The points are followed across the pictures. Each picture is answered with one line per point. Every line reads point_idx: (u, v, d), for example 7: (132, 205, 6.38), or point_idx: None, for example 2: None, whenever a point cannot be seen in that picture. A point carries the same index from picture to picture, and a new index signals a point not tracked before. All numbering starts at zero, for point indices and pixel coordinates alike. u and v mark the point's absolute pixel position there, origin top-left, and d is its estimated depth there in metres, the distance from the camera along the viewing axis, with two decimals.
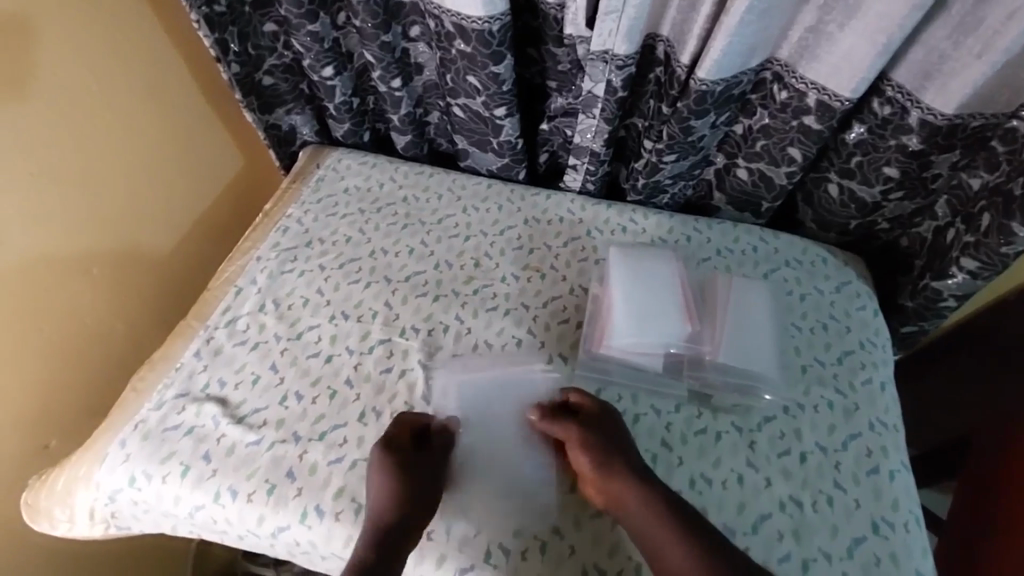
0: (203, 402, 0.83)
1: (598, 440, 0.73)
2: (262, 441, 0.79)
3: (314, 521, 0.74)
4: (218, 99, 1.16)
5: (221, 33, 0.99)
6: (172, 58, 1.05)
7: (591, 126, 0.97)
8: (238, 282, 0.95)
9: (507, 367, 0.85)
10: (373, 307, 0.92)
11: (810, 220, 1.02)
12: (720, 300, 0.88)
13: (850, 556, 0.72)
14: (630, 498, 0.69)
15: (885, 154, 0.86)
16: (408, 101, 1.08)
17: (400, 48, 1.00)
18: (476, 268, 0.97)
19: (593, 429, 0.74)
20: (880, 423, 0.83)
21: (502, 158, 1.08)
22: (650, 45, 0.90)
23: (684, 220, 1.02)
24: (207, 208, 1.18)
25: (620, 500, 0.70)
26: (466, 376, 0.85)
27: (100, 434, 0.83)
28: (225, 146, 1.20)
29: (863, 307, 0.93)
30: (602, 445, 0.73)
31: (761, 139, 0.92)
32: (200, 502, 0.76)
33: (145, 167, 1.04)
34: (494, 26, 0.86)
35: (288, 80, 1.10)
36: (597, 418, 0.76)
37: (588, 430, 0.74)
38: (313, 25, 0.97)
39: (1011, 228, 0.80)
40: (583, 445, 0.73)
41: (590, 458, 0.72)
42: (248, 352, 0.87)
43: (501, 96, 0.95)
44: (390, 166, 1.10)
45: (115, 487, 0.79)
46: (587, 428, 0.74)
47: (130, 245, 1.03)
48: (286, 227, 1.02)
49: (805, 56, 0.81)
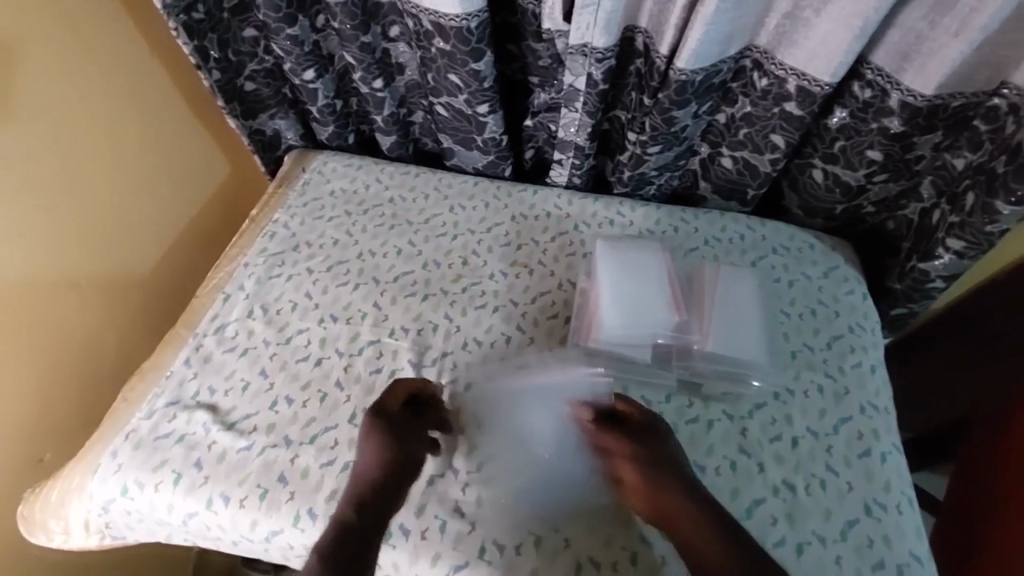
0: (194, 410, 0.83)
1: (647, 451, 0.70)
2: (253, 446, 0.79)
3: (307, 524, 0.74)
4: (201, 106, 1.16)
5: (200, 40, 0.99)
6: (152, 67, 1.04)
7: (574, 120, 0.97)
8: (226, 289, 0.95)
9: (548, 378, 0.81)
10: (362, 309, 0.92)
11: (796, 207, 1.02)
12: (707, 289, 0.88)
13: (843, 538, 0.73)
14: (679, 511, 0.65)
15: (868, 138, 0.86)
16: (391, 102, 1.08)
17: (380, 48, 1.00)
18: (464, 266, 0.97)
19: (641, 439, 0.71)
20: (870, 405, 0.83)
21: (488, 155, 1.08)
22: (629, 36, 0.90)
23: (671, 211, 1.01)
24: (194, 215, 1.18)
25: (669, 515, 0.65)
26: (503, 389, 0.83)
27: (91, 445, 0.83)
28: (211, 152, 1.20)
29: (851, 291, 0.93)
30: (650, 457, 0.69)
31: (743, 127, 0.92)
32: (193, 510, 0.76)
33: (130, 175, 1.04)
34: (472, 23, 0.85)
35: (270, 85, 1.10)
36: (644, 428, 0.72)
37: (638, 440, 0.70)
38: (291, 28, 0.97)
39: (995, 206, 0.80)
40: (633, 457, 0.69)
41: (640, 470, 0.68)
42: (238, 359, 0.87)
43: (483, 93, 0.95)
44: (376, 168, 1.10)
45: (108, 497, 0.79)
46: (634, 438, 0.71)
47: (116, 255, 1.03)
48: (272, 232, 1.02)
49: (783, 42, 0.81)
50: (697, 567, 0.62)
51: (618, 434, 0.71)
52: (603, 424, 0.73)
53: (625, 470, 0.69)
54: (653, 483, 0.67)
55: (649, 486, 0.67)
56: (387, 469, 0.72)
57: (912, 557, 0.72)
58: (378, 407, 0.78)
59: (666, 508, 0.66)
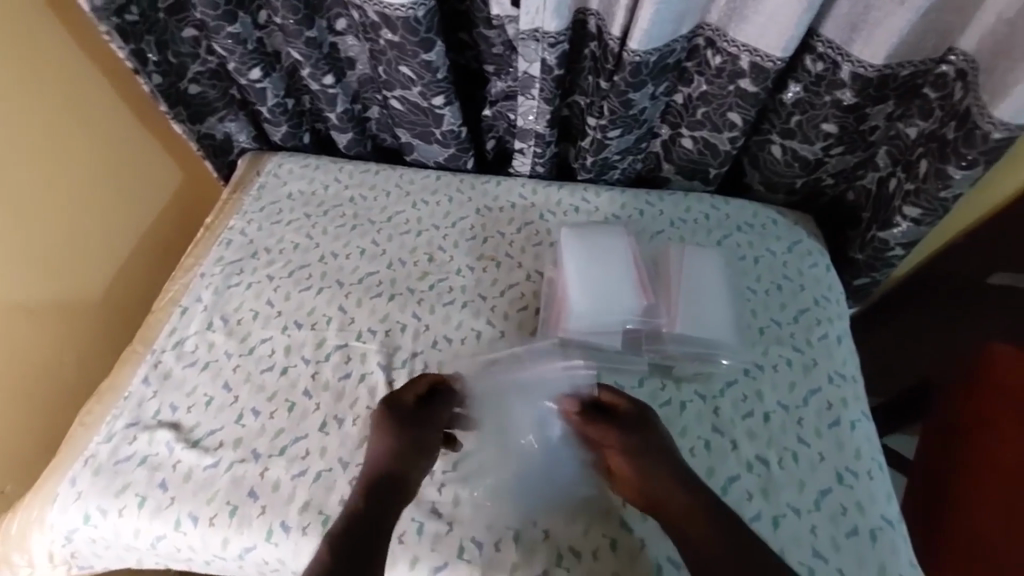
0: (156, 429, 0.80)
1: (637, 441, 0.70)
2: (220, 462, 0.77)
3: (280, 538, 0.72)
4: (146, 112, 1.10)
5: (136, 43, 0.94)
6: (90, 74, 0.98)
7: (532, 107, 0.95)
8: (182, 301, 0.92)
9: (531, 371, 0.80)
10: (327, 313, 0.90)
11: (758, 183, 1.02)
12: (674, 271, 0.88)
13: (817, 508, 0.74)
14: (668, 500, 0.66)
15: (822, 111, 0.87)
16: (344, 98, 1.04)
17: (328, 43, 0.97)
18: (430, 263, 0.95)
19: (631, 430, 0.71)
20: (838, 375, 0.84)
21: (448, 148, 1.05)
22: (582, 19, 0.88)
23: (636, 194, 1.01)
24: (147, 225, 1.13)
25: (659, 503, 0.66)
26: (492, 383, 0.80)
27: (49, 474, 0.79)
28: (160, 160, 1.14)
29: (815, 264, 0.94)
30: (639, 448, 0.69)
31: (701, 106, 0.91)
32: (161, 532, 0.74)
33: (74, 190, 0.98)
34: (420, 12, 0.82)
35: (216, 86, 1.06)
36: (632, 418, 0.72)
37: (629, 431, 0.71)
38: (232, 26, 0.93)
39: (947, 172, 0.81)
40: (623, 448, 0.70)
41: (631, 462, 0.69)
42: (199, 374, 0.84)
43: (437, 84, 0.93)
44: (334, 167, 1.07)
45: (70, 526, 0.76)
46: (623, 430, 0.71)
47: (65, 275, 0.98)
48: (229, 240, 0.98)
49: (734, 19, 0.80)
50: (687, 552, 0.63)
51: (608, 426, 0.72)
52: (593, 417, 0.74)
53: (616, 461, 0.70)
54: (643, 473, 0.68)
55: (638, 477, 0.68)
56: (398, 462, 0.70)
57: (884, 522, 0.73)
58: (391, 400, 0.76)
59: (656, 498, 0.67)
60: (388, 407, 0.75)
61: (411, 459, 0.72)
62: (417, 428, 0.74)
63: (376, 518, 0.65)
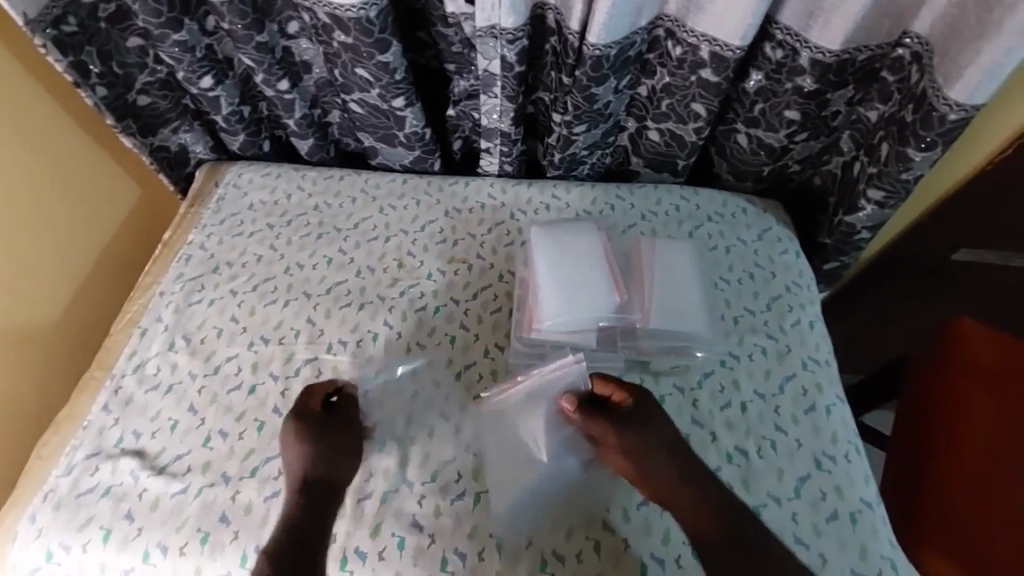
0: (119, 458, 0.77)
1: (639, 441, 0.66)
2: (188, 488, 0.74)
3: (255, 563, 0.70)
4: (91, 127, 1.05)
5: (76, 54, 0.90)
6: (25, 91, 0.94)
7: (495, 105, 0.93)
8: (142, 322, 0.88)
9: (539, 371, 0.74)
10: (295, 327, 0.87)
11: (726, 172, 1.02)
12: (645, 265, 0.87)
13: (797, 495, 0.74)
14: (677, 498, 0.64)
15: (784, 98, 0.87)
16: (302, 103, 1.01)
17: (281, 47, 0.94)
18: (400, 269, 0.93)
19: (631, 427, 0.67)
20: (812, 360, 0.85)
21: (413, 150, 1.03)
22: (540, 14, 0.86)
23: (606, 189, 1.00)
24: (103, 245, 1.09)
25: (669, 499, 0.65)
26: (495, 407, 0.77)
27: (7, 511, 0.76)
28: (112, 176, 1.10)
29: (785, 251, 0.94)
30: (642, 449, 0.66)
31: (665, 98, 0.91)
32: (129, 565, 0.71)
33: (16, 212, 0.94)
34: (372, 12, 0.80)
35: (167, 96, 1.02)
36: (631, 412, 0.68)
37: (629, 430, 0.66)
38: (177, 33, 0.89)
39: (907, 154, 0.82)
40: (626, 450, 0.66)
41: (635, 462, 0.66)
42: (163, 397, 0.81)
43: (396, 86, 0.90)
44: (296, 175, 1.04)
45: (32, 566, 0.72)
46: (625, 428, 0.67)
47: (11, 302, 0.93)
48: (188, 255, 0.95)
49: (691, 9, 0.80)
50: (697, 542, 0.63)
51: (606, 425, 0.67)
52: (589, 412, 0.69)
53: (618, 461, 0.67)
54: (648, 472, 0.65)
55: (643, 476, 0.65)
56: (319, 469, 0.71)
57: (863, 504, 0.74)
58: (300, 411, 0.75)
59: (664, 494, 0.65)
60: (300, 412, 0.75)
61: (334, 462, 0.72)
62: (330, 431, 0.74)
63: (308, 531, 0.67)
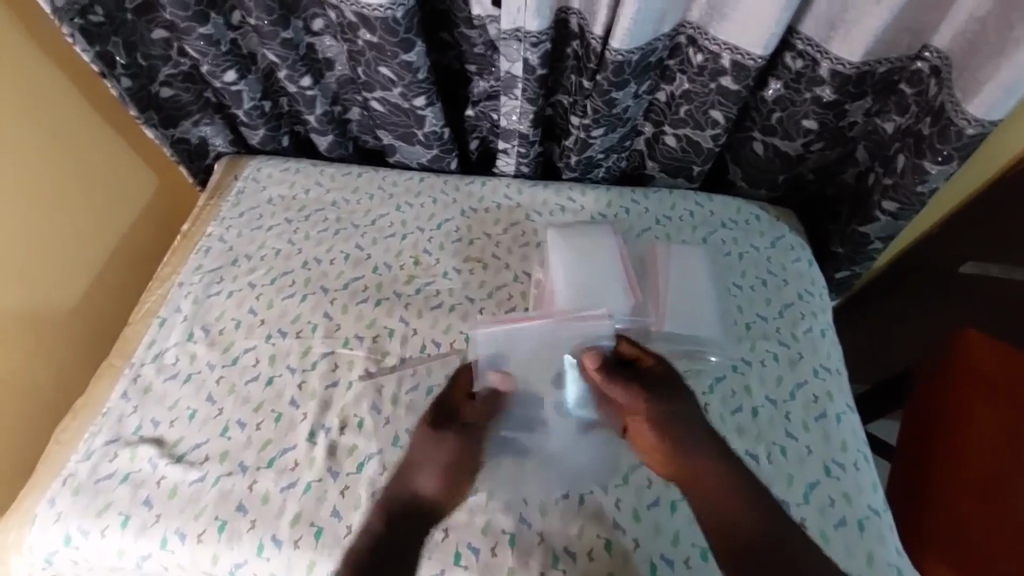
0: (137, 445, 0.78)
1: (666, 408, 0.70)
2: (206, 477, 0.75)
3: (272, 552, 0.71)
4: (114, 117, 1.06)
5: (102, 46, 0.91)
6: (52, 80, 0.95)
7: (515, 107, 0.94)
8: (161, 312, 0.89)
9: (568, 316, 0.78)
10: (312, 321, 0.88)
11: (741, 179, 1.03)
12: (661, 269, 0.88)
13: (806, 501, 0.75)
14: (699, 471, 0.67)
15: (802, 108, 0.88)
16: (323, 99, 1.02)
17: (305, 44, 0.95)
18: (416, 266, 0.94)
19: (660, 397, 0.71)
20: (823, 368, 0.86)
21: (431, 149, 1.04)
22: (563, 18, 0.87)
23: (621, 193, 1.01)
24: (123, 235, 1.10)
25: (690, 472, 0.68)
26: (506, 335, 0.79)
27: (26, 495, 0.77)
28: (132, 167, 1.11)
29: (798, 259, 0.95)
30: (670, 420, 0.70)
31: (684, 104, 0.91)
32: (147, 551, 0.72)
33: (37, 200, 0.94)
34: (398, 12, 0.81)
35: (190, 89, 1.03)
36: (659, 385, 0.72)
37: (656, 397, 0.71)
38: (204, 27, 0.90)
39: (923, 167, 0.83)
40: (653, 415, 0.70)
41: (660, 429, 0.70)
42: (181, 386, 0.82)
43: (418, 85, 0.91)
44: (315, 170, 1.05)
45: (50, 549, 0.73)
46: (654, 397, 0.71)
47: (29, 289, 0.94)
48: (207, 247, 0.96)
49: (714, 17, 0.81)
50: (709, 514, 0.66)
51: (634, 392, 0.72)
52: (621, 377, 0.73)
53: (643, 429, 0.71)
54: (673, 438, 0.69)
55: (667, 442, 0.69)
56: (444, 481, 0.73)
57: (871, 511, 0.75)
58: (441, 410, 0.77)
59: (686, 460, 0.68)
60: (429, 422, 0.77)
61: (443, 480, 0.73)
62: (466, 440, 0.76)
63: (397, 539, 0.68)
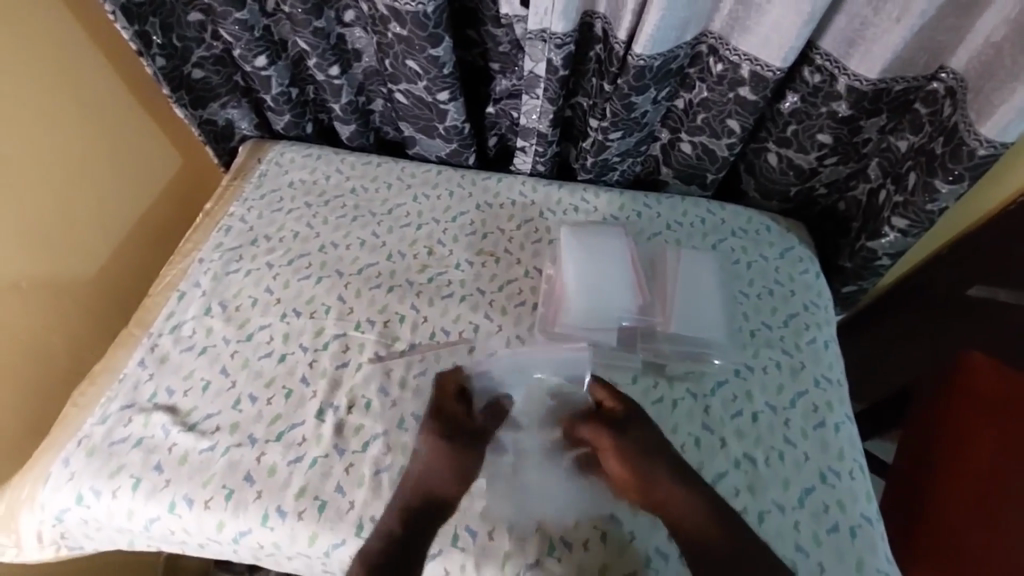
0: (151, 412, 0.80)
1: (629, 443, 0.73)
2: (216, 447, 0.77)
3: (275, 523, 0.72)
4: (145, 94, 1.10)
5: (141, 25, 0.94)
6: (91, 55, 0.98)
7: (535, 106, 0.96)
8: (181, 286, 0.92)
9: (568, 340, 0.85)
10: (326, 302, 0.90)
11: (753, 190, 1.05)
12: (669, 272, 0.90)
13: (801, 505, 0.76)
14: (668, 500, 0.70)
15: (818, 122, 0.89)
16: (349, 89, 1.05)
17: (336, 34, 0.97)
18: (430, 256, 0.96)
19: (625, 432, 0.74)
20: (824, 378, 0.87)
21: (451, 143, 1.06)
22: (588, 22, 0.90)
23: (634, 196, 1.03)
24: (144, 209, 1.13)
25: (662, 501, 0.70)
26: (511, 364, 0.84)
27: (43, 453, 0.79)
28: (159, 143, 1.14)
29: (806, 271, 0.96)
30: (634, 456, 0.72)
31: (701, 112, 0.93)
32: (156, 514, 0.74)
33: (69, 169, 0.97)
34: (429, 8, 0.83)
35: (220, 72, 1.06)
36: (622, 418, 0.75)
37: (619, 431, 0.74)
38: (239, 12, 0.93)
39: (934, 185, 0.84)
40: (619, 453, 0.73)
41: (626, 465, 0.72)
42: (196, 358, 0.85)
43: (443, 80, 0.94)
44: (336, 158, 1.07)
45: (62, 507, 0.76)
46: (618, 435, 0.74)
47: (55, 254, 0.96)
48: (228, 226, 0.98)
49: (736, 28, 0.82)
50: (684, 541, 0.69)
51: (600, 430, 0.75)
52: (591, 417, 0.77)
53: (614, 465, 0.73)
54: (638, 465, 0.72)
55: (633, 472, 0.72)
56: (448, 486, 0.73)
57: (864, 519, 0.76)
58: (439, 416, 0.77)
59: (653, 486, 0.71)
60: (432, 418, 0.78)
61: (452, 480, 0.74)
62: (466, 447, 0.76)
63: (410, 537, 0.70)
